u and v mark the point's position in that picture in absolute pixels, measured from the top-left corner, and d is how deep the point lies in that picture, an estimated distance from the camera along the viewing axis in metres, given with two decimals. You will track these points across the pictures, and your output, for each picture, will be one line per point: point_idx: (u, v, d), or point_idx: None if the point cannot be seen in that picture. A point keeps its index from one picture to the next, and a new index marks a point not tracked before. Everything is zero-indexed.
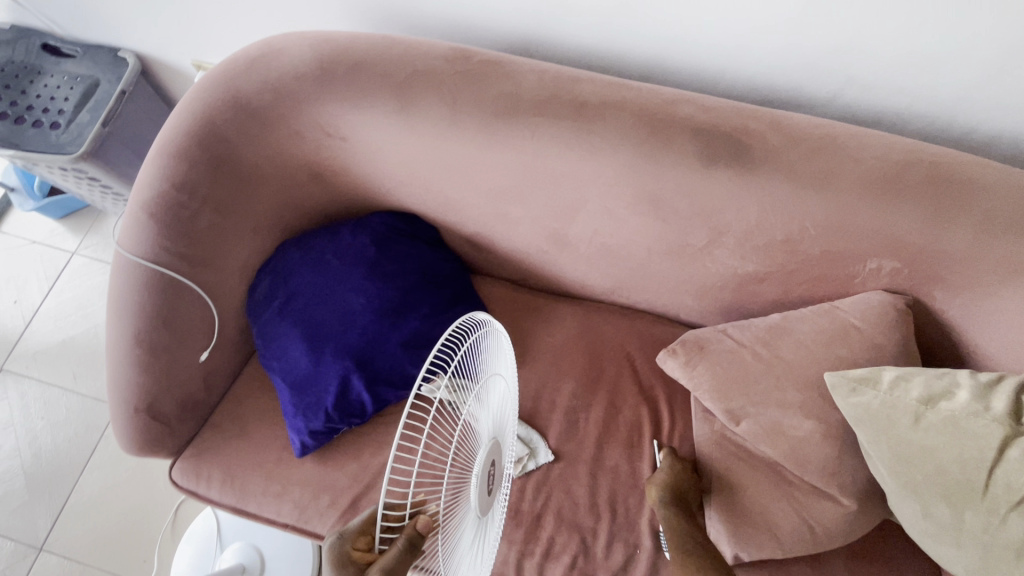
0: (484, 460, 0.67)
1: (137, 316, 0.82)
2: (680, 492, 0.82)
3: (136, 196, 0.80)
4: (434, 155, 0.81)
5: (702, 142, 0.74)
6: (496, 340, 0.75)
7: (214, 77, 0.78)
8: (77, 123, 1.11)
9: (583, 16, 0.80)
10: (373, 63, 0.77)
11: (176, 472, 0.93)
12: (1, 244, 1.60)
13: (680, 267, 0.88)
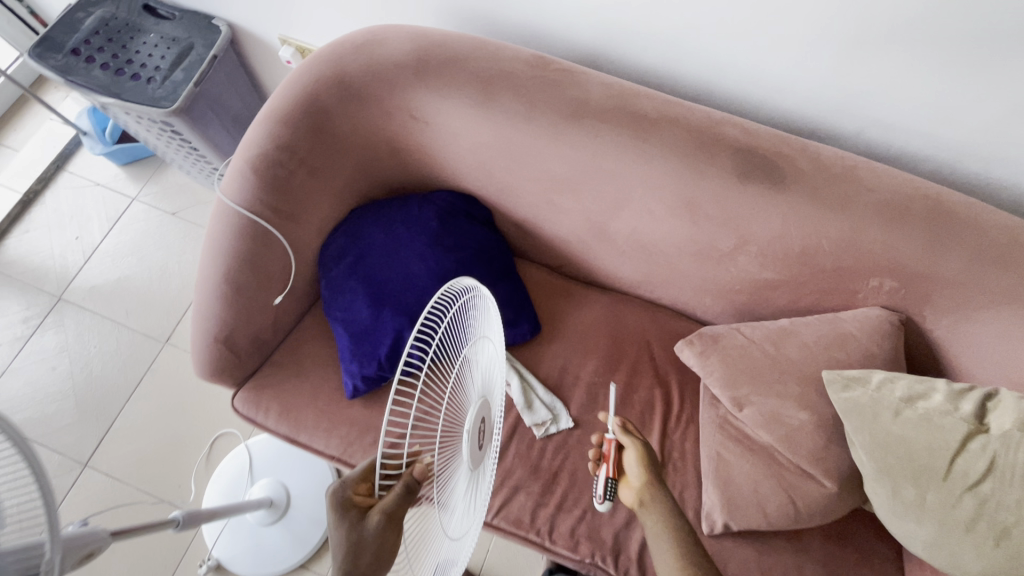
0: (472, 418, 0.75)
1: (230, 256, 0.94)
2: (652, 469, 0.87)
3: (242, 152, 0.92)
4: (504, 145, 0.93)
5: (740, 160, 0.85)
6: (484, 307, 0.82)
7: (322, 56, 0.90)
8: (172, 80, 1.22)
9: (647, 39, 0.91)
10: (464, 60, 0.88)
11: (237, 401, 1.04)
12: (67, 183, 1.71)
13: (704, 268, 0.99)
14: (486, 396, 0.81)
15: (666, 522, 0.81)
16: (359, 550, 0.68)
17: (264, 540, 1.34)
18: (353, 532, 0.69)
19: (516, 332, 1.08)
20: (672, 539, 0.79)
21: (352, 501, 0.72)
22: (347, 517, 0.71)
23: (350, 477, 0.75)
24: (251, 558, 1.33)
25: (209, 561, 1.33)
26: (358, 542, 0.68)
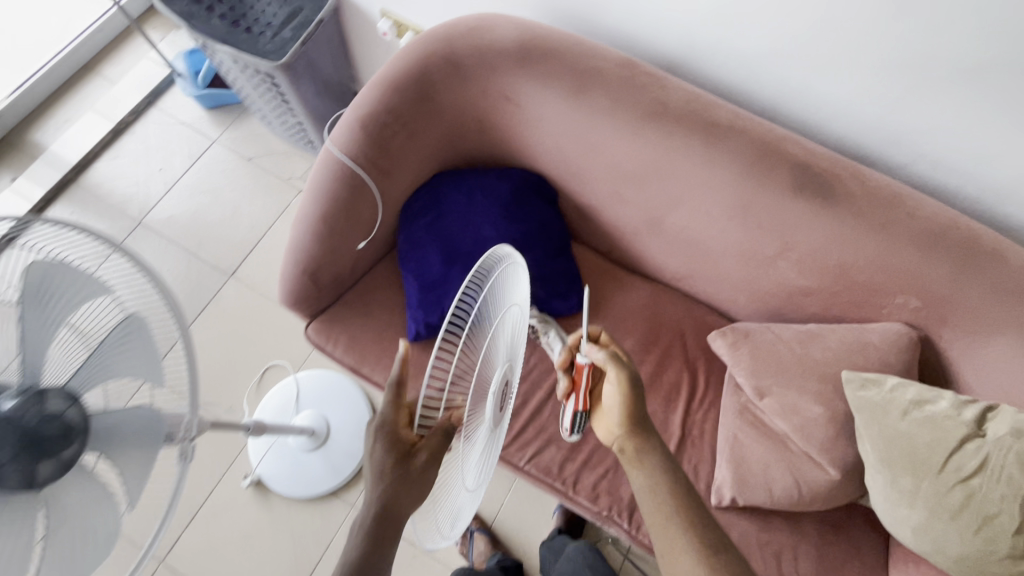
0: (497, 380, 0.77)
1: (329, 200, 1.06)
2: (634, 414, 0.85)
3: (354, 110, 1.04)
4: (584, 134, 1.04)
5: (796, 175, 0.95)
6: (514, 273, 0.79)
7: (437, 34, 1.02)
8: (281, 37, 1.35)
9: (727, 56, 1.01)
10: (561, 54, 0.99)
11: (310, 331, 1.17)
12: (156, 118, 1.85)
13: (745, 269, 1.09)
14: (511, 361, 0.80)
15: (651, 480, 0.82)
16: (398, 483, 0.72)
17: (302, 464, 1.47)
18: (394, 464, 0.73)
19: (565, 305, 1.18)
20: (656, 499, 0.81)
21: (388, 437, 0.75)
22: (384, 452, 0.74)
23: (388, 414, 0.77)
24: (289, 478, 1.46)
25: (251, 475, 1.46)
26: (400, 475, 0.72)
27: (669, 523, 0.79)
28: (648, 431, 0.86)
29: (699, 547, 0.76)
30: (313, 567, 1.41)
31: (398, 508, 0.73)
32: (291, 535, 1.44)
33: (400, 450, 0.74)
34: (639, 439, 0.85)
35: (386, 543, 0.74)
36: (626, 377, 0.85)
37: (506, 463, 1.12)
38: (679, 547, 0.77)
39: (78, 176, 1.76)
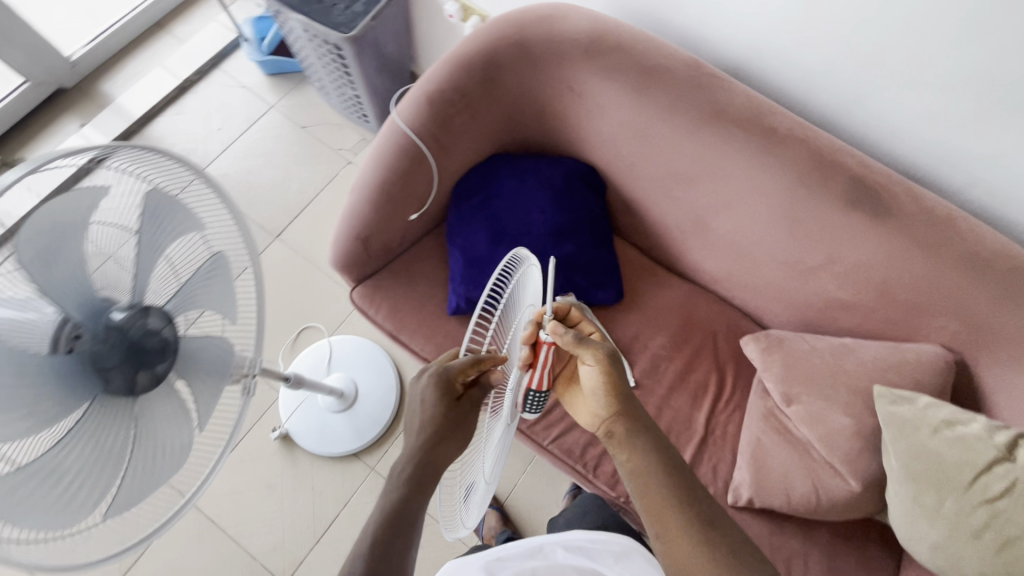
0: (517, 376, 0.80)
1: (389, 169, 1.11)
2: (615, 396, 0.82)
3: (423, 86, 1.10)
4: (642, 129, 1.06)
5: (849, 187, 0.96)
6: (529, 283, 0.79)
7: (510, 20, 1.06)
8: (353, 12, 1.41)
9: (791, 64, 1.02)
10: (629, 48, 1.02)
11: (355, 294, 1.21)
12: (220, 79, 1.91)
13: (786, 277, 1.10)
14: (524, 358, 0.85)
15: (639, 465, 0.77)
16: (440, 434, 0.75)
17: (330, 423, 1.50)
18: (438, 414, 0.75)
19: (603, 295, 1.19)
20: (646, 484, 0.76)
21: (429, 391, 0.75)
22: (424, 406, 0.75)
23: (429, 376, 0.75)
24: (315, 434, 1.49)
25: (280, 428, 1.50)
26: (445, 424, 0.75)
27: (660, 507, 0.74)
28: (632, 411, 0.81)
29: (692, 536, 0.72)
30: (329, 523, 1.43)
31: (437, 459, 0.75)
32: (311, 491, 1.47)
33: (444, 403, 0.75)
34: (622, 420, 0.81)
35: (422, 493, 0.74)
36: (600, 355, 0.81)
37: (530, 440, 1.15)
38: (672, 531, 0.73)
39: (142, 128, 1.83)
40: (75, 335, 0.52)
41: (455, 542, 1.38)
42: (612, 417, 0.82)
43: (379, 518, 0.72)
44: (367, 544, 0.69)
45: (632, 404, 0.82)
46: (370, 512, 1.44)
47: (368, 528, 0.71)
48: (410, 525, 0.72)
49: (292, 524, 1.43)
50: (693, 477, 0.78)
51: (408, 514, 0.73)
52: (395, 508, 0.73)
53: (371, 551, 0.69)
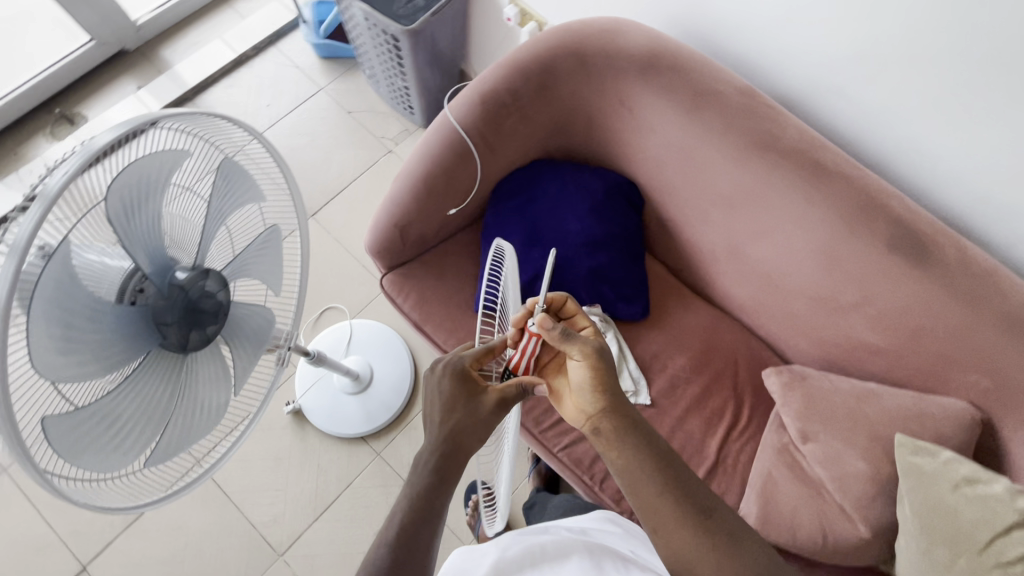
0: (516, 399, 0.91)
1: (435, 162, 1.13)
2: (604, 390, 0.75)
3: (478, 85, 1.12)
4: (688, 150, 1.07)
5: (893, 232, 0.95)
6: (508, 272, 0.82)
7: (571, 29, 1.08)
8: (414, 5, 1.45)
9: (848, 102, 1.00)
10: (687, 68, 1.03)
11: (385, 280, 1.23)
12: (275, 57, 1.96)
13: (817, 314, 1.09)
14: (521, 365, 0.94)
15: (631, 462, 0.72)
16: (464, 423, 0.74)
17: (343, 403, 1.51)
18: (459, 404, 0.75)
19: (629, 309, 1.19)
20: (639, 480, 0.71)
21: (445, 384, 0.76)
22: (441, 398, 0.75)
23: (445, 368, 0.77)
24: (327, 413, 1.51)
25: (294, 402, 1.52)
26: (466, 411, 0.75)
27: (656, 504, 0.69)
28: (621, 405, 0.75)
29: (688, 532, 0.68)
30: (331, 502, 1.45)
31: (464, 445, 0.74)
32: (316, 468, 1.48)
33: (463, 394, 0.75)
34: (612, 416, 0.74)
35: (446, 483, 0.73)
36: (588, 348, 0.76)
37: (540, 444, 1.15)
38: (670, 528, 0.68)
39: (195, 96, 1.88)
40: (139, 289, 0.54)
41: (451, 537, 1.38)
42: (600, 413, 0.75)
43: (407, 504, 0.70)
44: (392, 531, 0.68)
45: (621, 398, 0.75)
46: (371, 496, 1.46)
47: (393, 517, 0.70)
48: (437, 517, 0.71)
49: (294, 499, 1.45)
50: (686, 469, 0.73)
51: (436, 502, 0.71)
52: (423, 495, 0.71)
53: (395, 536, 0.68)
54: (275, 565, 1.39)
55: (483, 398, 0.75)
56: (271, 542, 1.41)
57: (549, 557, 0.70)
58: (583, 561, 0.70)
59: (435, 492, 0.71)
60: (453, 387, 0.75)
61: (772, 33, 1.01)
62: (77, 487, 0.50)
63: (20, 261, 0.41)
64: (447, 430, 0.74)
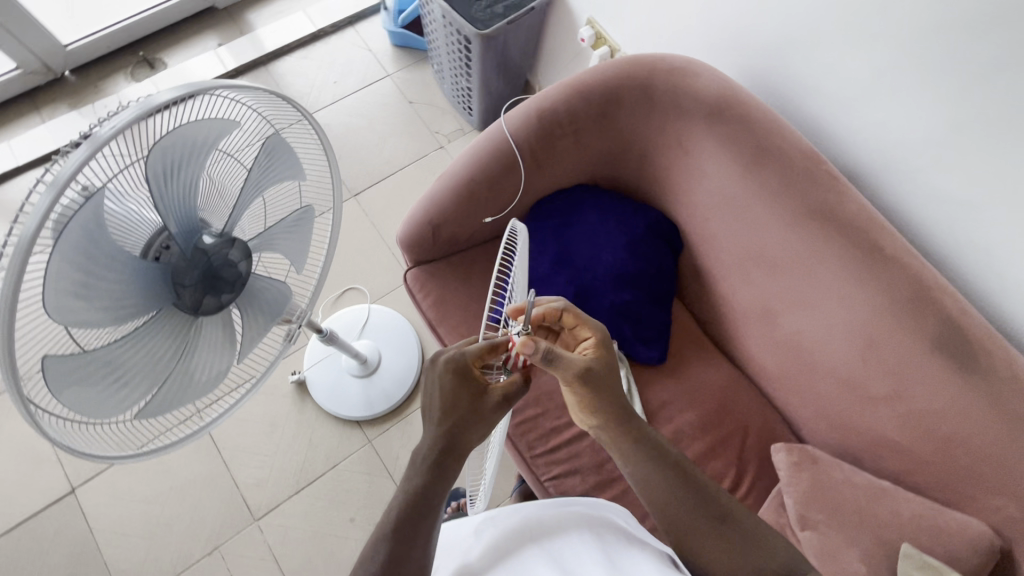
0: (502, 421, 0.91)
1: (481, 168, 1.13)
2: (597, 398, 0.76)
3: (539, 100, 1.11)
4: (739, 205, 1.04)
5: (942, 331, 0.89)
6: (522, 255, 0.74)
7: (643, 62, 1.07)
8: (493, 12, 1.45)
9: (920, 189, 0.94)
10: (755, 122, 0.99)
11: (409, 274, 1.23)
12: (352, 37, 2.01)
13: (843, 398, 1.02)
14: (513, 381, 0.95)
15: (642, 465, 0.77)
16: (463, 420, 0.73)
17: (346, 384, 1.52)
18: (461, 401, 0.72)
19: (646, 352, 1.15)
20: (651, 484, 0.76)
21: (446, 379, 0.72)
22: (443, 394, 0.73)
23: (446, 362, 0.72)
24: (328, 391, 1.52)
25: (299, 373, 1.54)
26: (467, 410, 0.73)
27: (669, 506, 0.75)
28: (619, 410, 0.77)
29: (702, 533, 0.73)
30: (314, 478, 1.45)
31: (465, 442, 0.73)
32: (308, 442, 1.49)
33: (466, 391, 0.73)
34: (618, 426, 0.77)
35: (442, 479, 0.72)
36: (574, 366, 0.74)
37: (528, 470, 1.12)
38: (687, 530, 0.74)
39: (269, 62, 1.95)
40: (165, 246, 0.55)
41: None
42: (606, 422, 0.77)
43: (402, 499, 0.70)
44: (388, 525, 0.69)
45: (627, 407, 0.78)
46: (354, 482, 1.46)
47: (389, 511, 0.70)
48: (433, 513, 0.71)
49: (280, 468, 1.46)
50: (694, 472, 0.77)
51: (430, 498, 0.71)
52: (418, 491, 0.71)
53: (391, 530, 0.68)
54: (248, 529, 1.40)
55: (488, 397, 0.73)
56: (249, 505, 1.42)
57: (548, 530, 0.73)
58: (582, 535, 0.72)
59: (431, 488, 0.71)
60: (455, 384, 0.72)
61: (851, 102, 0.97)
62: (58, 425, 0.51)
63: (55, 198, 0.42)
64: (448, 425, 0.72)
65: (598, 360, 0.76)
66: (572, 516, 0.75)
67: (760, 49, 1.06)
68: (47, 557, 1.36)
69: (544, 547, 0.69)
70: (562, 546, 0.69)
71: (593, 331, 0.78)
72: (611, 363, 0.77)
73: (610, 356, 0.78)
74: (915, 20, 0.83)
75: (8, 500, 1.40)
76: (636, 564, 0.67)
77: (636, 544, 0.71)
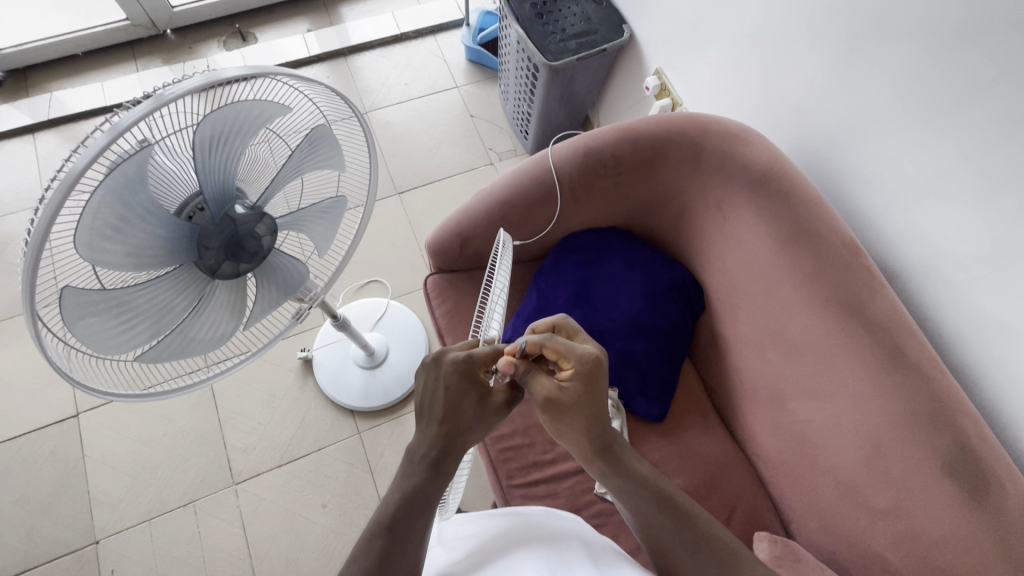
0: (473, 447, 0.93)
1: (518, 192, 1.15)
2: (576, 429, 0.78)
3: (588, 137, 1.13)
4: (767, 279, 1.03)
5: (954, 453, 0.83)
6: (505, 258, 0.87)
7: (698, 121, 1.07)
8: (566, 46, 1.48)
9: (958, 303, 0.90)
10: (799, 200, 0.97)
11: (430, 279, 1.25)
12: (431, 45, 2.09)
13: (839, 502, 0.96)
14: None
15: (631, 486, 0.79)
16: (462, 420, 0.76)
17: (349, 371, 1.55)
18: (465, 401, 0.76)
19: (645, 407, 1.12)
20: (642, 508, 0.79)
21: (452, 380, 0.76)
22: (447, 394, 0.76)
23: (452, 364, 0.76)
24: (331, 374, 1.54)
25: (308, 351, 1.57)
26: (472, 410, 0.77)
27: (657, 531, 0.77)
28: (604, 439, 0.79)
29: (682, 556, 0.75)
30: (298, 456, 1.47)
31: (463, 445, 0.76)
32: (300, 420, 1.52)
33: (472, 393, 0.77)
34: (592, 447, 0.79)
35: (441, 474, 0.74)
36: (551, 389, 0.78)
37: (502, 497, 1.10)
38: (667, 551, 0.76)
39: (349, 54, 2.04)
40: (199, 208, 0.59)
41: None
42: (581, 443, 0.79)
43: (394, 501, 0.71)
44: (384, 517, 0.70)
45: (604, 426, 0.80)
46: (335, 468, 1.47)
47: (386, 505, 0.71)
48: (429, 509, 0.72)
49: (269, 438, 1.49)
50: (670, 492, 0.80)
51: (427, 495, 0.72)
52: (416, 486, 0.72)
53: (389, 521, 0.69)
54: (226, 491, 1.42)
55: (490, 402, 0.78)
56: (232, 467, 1.45)
57: (533, 534, 0.82)
58: (570, 541, 0.82)
59: (427, 484, 0.73)
60: (461, 384, 0.76)
61: (903, 200, 0.94)
62: (58, 349, 0.53)
63: (109, 143, 0.46)
64: (448, 425, 0.75)
65: (572, 390, 0.77)
66: (555, 529, 0.85)
67: (820, 130, 1.05)
68: (38, 473, 1.42)
69: (518, 542, 0.79)
70: (533, 537, 0.81)
71: (573, 362, 0.77)
72: (588, 394, 0.77)
73: (591, 388, 0.77)
74: (986, 131, 0.80)
75: (18, 410, 1.47)
76: (621, 566, 0.77)
77: (618, 556, 0.81)
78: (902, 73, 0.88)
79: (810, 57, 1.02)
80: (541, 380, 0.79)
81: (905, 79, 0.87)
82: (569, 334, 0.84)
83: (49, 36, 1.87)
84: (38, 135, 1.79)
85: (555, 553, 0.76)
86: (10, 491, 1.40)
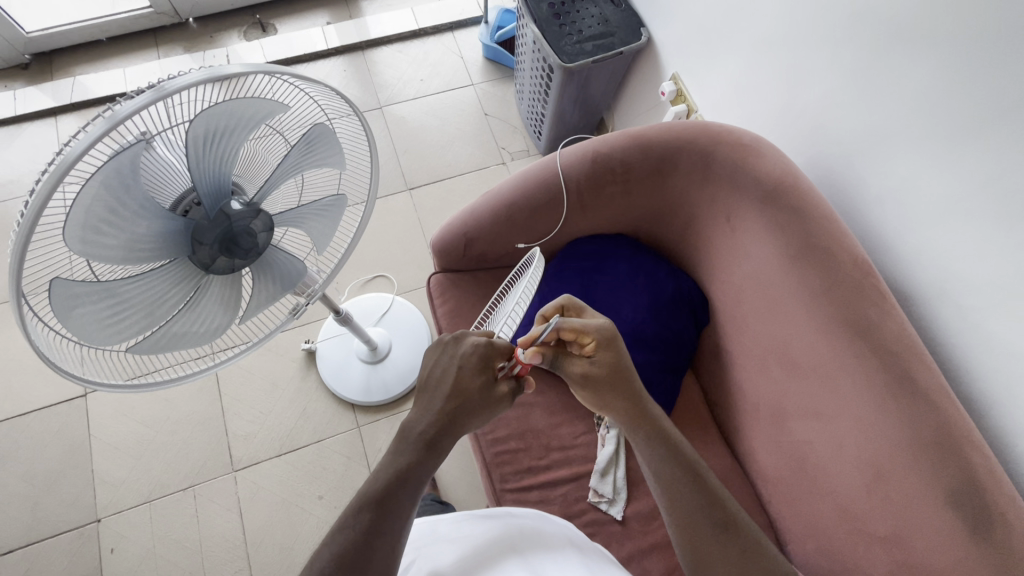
0: None
1: (524, 194, 1.14)
2: (615, 401, 0.81)
3: (597, 142, 1.11)
4: (774, 294, 1.01)
5: (958, 484, 0.80)
6: (534, 280, 0.83)
7: (710, 129, 1.05)
8: (582, 47, 1.46)
9: (970, 328, 0.87)
10: (810, 215, 0.95)
11: (434, 277, 1.24)
12: (449, 42, 2.09)
13: (837, 527, 0.94)
14: None
15: (665, 461, 0.80)
16: (470, 407, 0.74)
17: (351, 365, 1.55)
18: (471, 383, 0.74)
19: None
20: (671, 484, 0.79)
21: (466, 360, 0.75)
22: (460, 374, 0.74)
23: (473, 345, 0.75)
24: (334, 367, 1.55)
25: (311, 343, 1.58)
26: (477, 397, 0.74)
27: (694, 516, 0.77)
28: (639, 407, 0.81)
29: (705, 539, 0.76)
30: (297, 447, 1.48)
31: (460, 428, 0.75)
32: (301, 411, 1.53)
33: (482, 376, 0.75)
34: (631, 415, 0.82)
35: (435, 454, 0.74)
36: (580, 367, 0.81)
37: (494, 501, 1.09)
38: (694, 531, 0.77)
39: (367, 48, 2.05)
40: (195, 203, 0.59)
41: None
42: (620, 413, 0.82)
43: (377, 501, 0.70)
44: (372, 492, 0.69)
45: (641, 402, 0.82)
46: (333, 461, 1.47)
47: (374, 480, 0.71)
48: (421, 487, 0.72)
49: (269, 428, 1.50)
50: (701, 471, 0.80)
51: (417, 476, 0.72)
52: (410, 467, 0.72)
53: (378, 497, 0.69)
54: (225, 477, 1.44)
55: (496, 387, 0.75)
56: (232, 454, 1.47)
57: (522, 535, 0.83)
58: (560, 543, 0.83)
59: (422, 462, 0.73)
60: (475, 367, 0.74)
61: (917, 218, 0.91)
62: (46, 335, 0.55)
63: (107, 131, 0.46)
64: (448, 410, 0.74)
65: (599, 363, 0.80)
66: (547, 531, 0.86)
67: (836, 144, 1.02)
68: (46, 450, 1.45)
69: (509, 547, 0.79)
70: (522, 539, 0.82)
71: (593, 334, 0.80)
72: (616, 362, 0.80)
73: (616, 357, 0.81)
74: (1005, 152, 0.77)
75: (29, 388, 1.51)
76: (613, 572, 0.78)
77: (608, 562, 0.83)
78: (922, 88, 0.85)
79: (828, 70, 1.00)
80: (572, 359, 0.82)
81: (926, 95, 0.84)
82: (578, 312, 0.86)
83: (73, 21, 1.90)
84: (60, 118, 1.83)
85: (542, 556, 0.77)
86: (18, 467, 1.43)
